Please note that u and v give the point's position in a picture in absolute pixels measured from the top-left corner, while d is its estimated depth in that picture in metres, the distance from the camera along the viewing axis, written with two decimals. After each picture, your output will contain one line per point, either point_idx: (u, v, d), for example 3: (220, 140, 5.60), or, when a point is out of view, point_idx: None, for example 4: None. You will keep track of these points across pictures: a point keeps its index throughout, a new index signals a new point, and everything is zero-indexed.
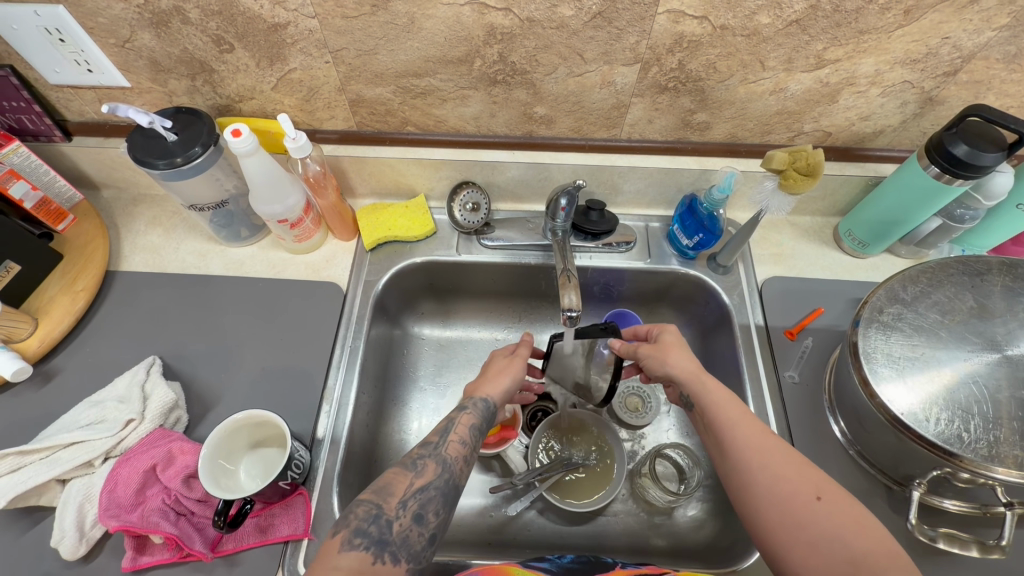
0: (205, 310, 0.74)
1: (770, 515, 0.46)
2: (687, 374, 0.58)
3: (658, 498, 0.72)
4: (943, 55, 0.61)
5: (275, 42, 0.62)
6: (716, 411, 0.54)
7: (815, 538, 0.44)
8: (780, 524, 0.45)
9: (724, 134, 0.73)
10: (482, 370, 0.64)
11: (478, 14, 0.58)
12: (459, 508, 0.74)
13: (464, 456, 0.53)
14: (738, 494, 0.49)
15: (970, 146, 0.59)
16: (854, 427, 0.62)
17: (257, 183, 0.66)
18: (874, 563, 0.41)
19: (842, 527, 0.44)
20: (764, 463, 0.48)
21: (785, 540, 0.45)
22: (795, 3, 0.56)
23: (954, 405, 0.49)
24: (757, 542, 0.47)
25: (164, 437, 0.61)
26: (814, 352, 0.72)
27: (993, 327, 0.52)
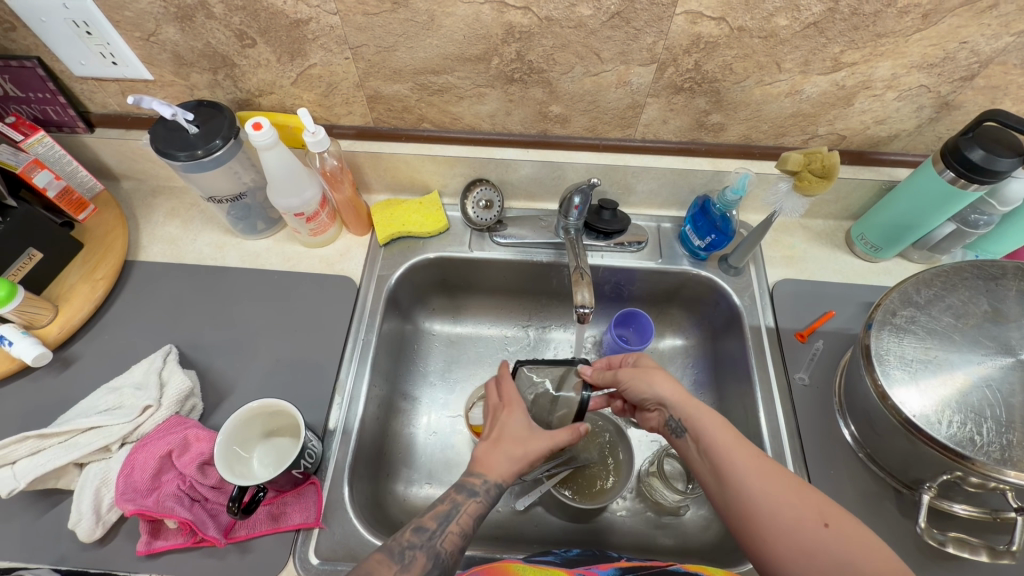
0: (221, 301, 0.76)
1: (778, 545, 0.45)
2: (676, 399, 0.57)
3: (665, 498, 0.73)
4: (960, 60, 0.61)
5: (297, 38, 0.63)
6: (708, 434, 0.53)
7: (826, 563, 0.43)
8: (789, 554, 0.44)
9: (738, 135, 0.73)
10: (493, 437, 0.58)
11: (498, 13, 0.59)
12: None
13: (458, 550, 0.51)
14: (739, 521, 0.48)
15: (987, 150, 0.59)
16: (864, 430, 0.62)
17: (275, 176, 0.67)
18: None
19: (851, 549, 0.43)
20: (764, 486, 0.47)
21: (798, 569, 0.44)
22: (813, 6, 0.56)
23: (966, 408, 0.50)
24: (765, 572, 0.46)
25: (180, 424, 0.62)
26: (825, 355, 0.72)
27: (1008, 332, 0.52)
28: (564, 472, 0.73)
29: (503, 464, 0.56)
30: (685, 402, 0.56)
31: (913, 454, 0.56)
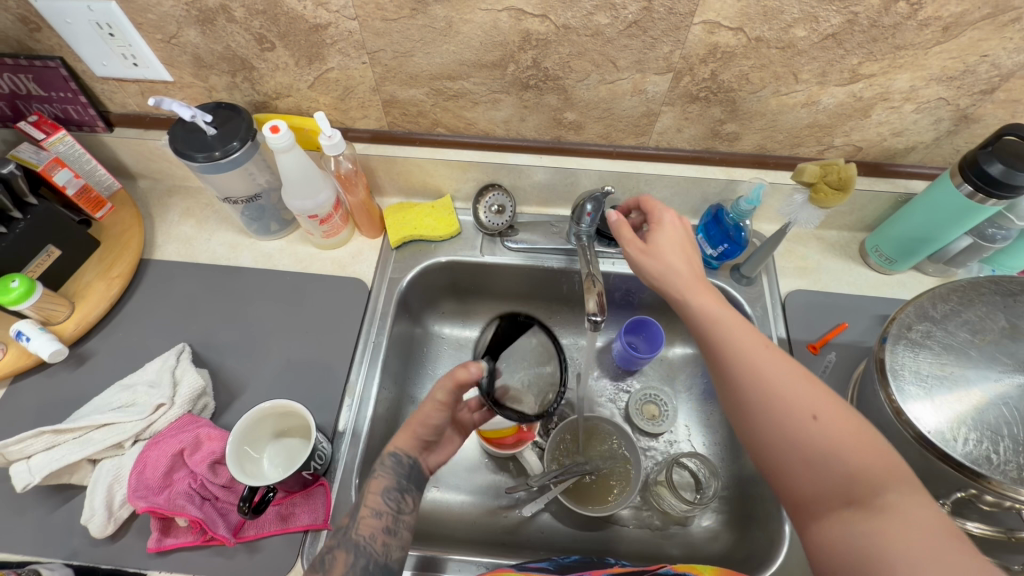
0: (234, 300, 0.76)
1: (767, 433, 0.47)
2: (682, 283, 0.55)
3: (673, 507, 0.72)
4: (980, 73, 0.60)
5: (315, 42, 0.64)
6: (709, 322, 0.52)
7: (811, 455, 0.44)
8: (777, 441, 0.46)
9: (753, 145, 0.73)
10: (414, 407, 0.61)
11: (515, 20, 0.59)
12: (474, 507, 0.75)
13: (380, 529, 0.55)
14: (735, 409, 0.49)
15: (1006, 164, 0.59)
16: None
17: (291, 179, 0.67)
18: (870, 475, 0.42)
19: (839, 445, 0.43)
20: (757, 378, 0.48)
21: (782, 454, 0.46)
22: (832, 17, 0.56)
23: (983, 426, 0.49)
24: (755, 457, 0.48)
25: (192, 423, 0.63)
26: (837, 368, 0.71)
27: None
28: (569, 480, 0.73)
29: (399, 437, 0.59)
30: (693, 290, 0.55)
31: (927, 471, 0.55)
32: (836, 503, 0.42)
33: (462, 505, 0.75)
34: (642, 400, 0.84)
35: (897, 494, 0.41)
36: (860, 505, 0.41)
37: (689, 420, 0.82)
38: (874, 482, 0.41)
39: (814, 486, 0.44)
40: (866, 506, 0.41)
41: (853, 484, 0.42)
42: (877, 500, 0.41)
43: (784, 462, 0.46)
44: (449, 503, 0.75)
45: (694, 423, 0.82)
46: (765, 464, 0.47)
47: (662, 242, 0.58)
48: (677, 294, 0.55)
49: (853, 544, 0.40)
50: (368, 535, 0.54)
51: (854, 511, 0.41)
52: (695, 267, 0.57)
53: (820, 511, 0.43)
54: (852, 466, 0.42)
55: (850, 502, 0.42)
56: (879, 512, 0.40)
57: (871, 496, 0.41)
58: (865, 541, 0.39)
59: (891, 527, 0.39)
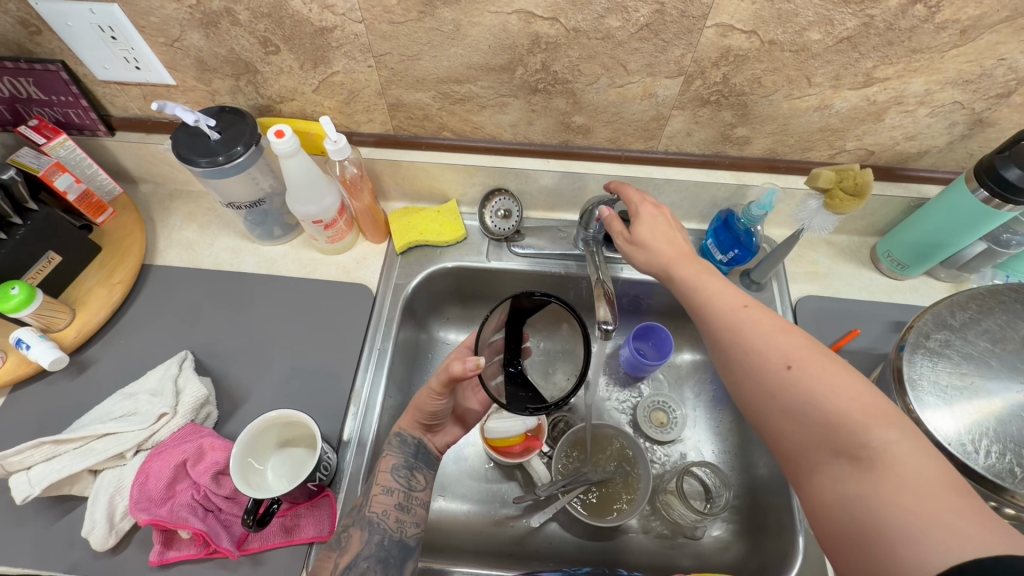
0: (237, 306, 0.75)
1: (751, 389, 0.46)
2: (668, 255, 0.55)
3: (683, 517, 0.71)
4: (997, 77, 0.59)
5: (321, 45, 0.63)
6: (690, 290, 0.52)
7: (795, 410, 0.43)
8: (761, 395, 0.45)
9: (764, 149, 0.72)
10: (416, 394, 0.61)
11: (524, 23, 0.58)
12: (481, 516, 0.74)
13: (392, 507, 0.56)
14: (725, 374, 0.49)
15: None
16: None
17: (295, 184, 0.66)
18: (855, 423, 0.40)
19: (822, 395, 0.42)
20: (735, 339, 0.47)
21: (769, 412, 0.45)
22: (847, 20, 0.55)
23: (1004, 438, 0.48)
24: (750, 417, 0.48)
25: (195, 433, 0.61)
26: None
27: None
28: (578, 488, 0.72)
29: (403, 419, 0.62)
30: (677, 258, 0.55)
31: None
32: (827, 458, 0.41)
33: (471, 515, 0.74)
34: (651, 407, 0.82)
35: (885, 440, 0.39)
36: (849, 456, 0.39)
37: (698, 427, 0.81)
38: (859, 428, 0.39)
39: (796, 438, 0.43)
40: (854, 456, 0.39)
41: (840, 434, 0.40)
42: (866, 450, 0.39)
43: (776, 423, 0.45)
44: (455, 512, 0.74)
45: (702, 431, 0.81)
46: (760, 425, 0.46)
47: (653, 221, 0.58)
48: (662, 270, 0.56)
49: (847, 500, 0.39)
50: (381, 512, 0.55)
51: (845, 464, 0.40)
52: (680, 240, 0.57)
53: (814, 469, 0.42)
54: (838, 414, 0.41)
55: (839, 456, 0.40)
56: (867, 462, 0.38)
57: (858, 445, 0.39)
58: (852, 494, 0.38)
59: (880, 475, 0.37)
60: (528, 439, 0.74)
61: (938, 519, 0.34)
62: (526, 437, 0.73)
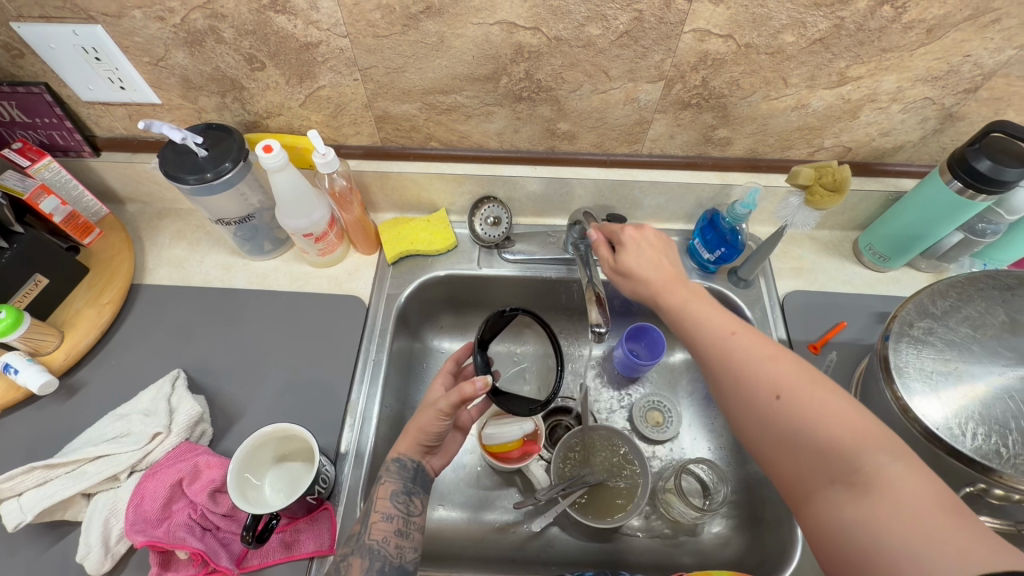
0: (229, 323, 0.75)
1: (745, 414, 0.47)
2: (659, 278, 0.57)
3: (683, 515, 0.71)
4: (964, 73, 0.62)
5: (306, 60, 0.63)
6: (681, 315, 0.54)
7: (789, 436, 0.43)
8: (756, 420, 0.46)
9: (745, 149, 0.74)
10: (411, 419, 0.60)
11: (507, 33, 0.60)
12: (481, 523, 0.74)
13: (392, 532, 0.55)
14: (719, 399, 0.50)
15: (992, 161, 0.60)
16: None
17: (285, 198, 0.66)
18: (849, 443, 0.40)
19: (815, 420, 0.42)
20: (727, 363, 0.49)
21: (763, 436, 0.45)
22: (819, 22, 0.57)
23: (990, 420, 0.49)
24: (745, 442, 0.48)
25: (190, 451, 0.61)
26: (839, 367, 0.72)
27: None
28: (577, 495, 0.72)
29: (403, 443, 0.60)
30: (667, 287, 0.56)
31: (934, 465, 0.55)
32: (822, 483, 0.41)
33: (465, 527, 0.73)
34: (647, 407, 0.83)
35: (877, 462, 0.39)
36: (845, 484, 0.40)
37: (693, 425, 0.82)
38: (852, 452, 0.40)
39: (792, 462, 0.43)
40: (851, 481, 0.39)
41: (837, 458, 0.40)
42: (859, 473, 0.39)
43: (771, 449, 0.45)
44: (455, 521, 0.73)
45: (698, 428, 0.81)
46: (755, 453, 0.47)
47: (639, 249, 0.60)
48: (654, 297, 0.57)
49: (844, 525, 0.39)
50: (381, 539, 0.54)
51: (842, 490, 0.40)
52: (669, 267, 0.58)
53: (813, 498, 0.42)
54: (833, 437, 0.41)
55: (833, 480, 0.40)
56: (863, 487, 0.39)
57: (853, 467, 0.40)
58: (852, 517, 0.38)
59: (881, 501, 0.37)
60: (526, 444, 0.74)
61: (936, 537, 0.34)
62: (524, 442, 0.73)
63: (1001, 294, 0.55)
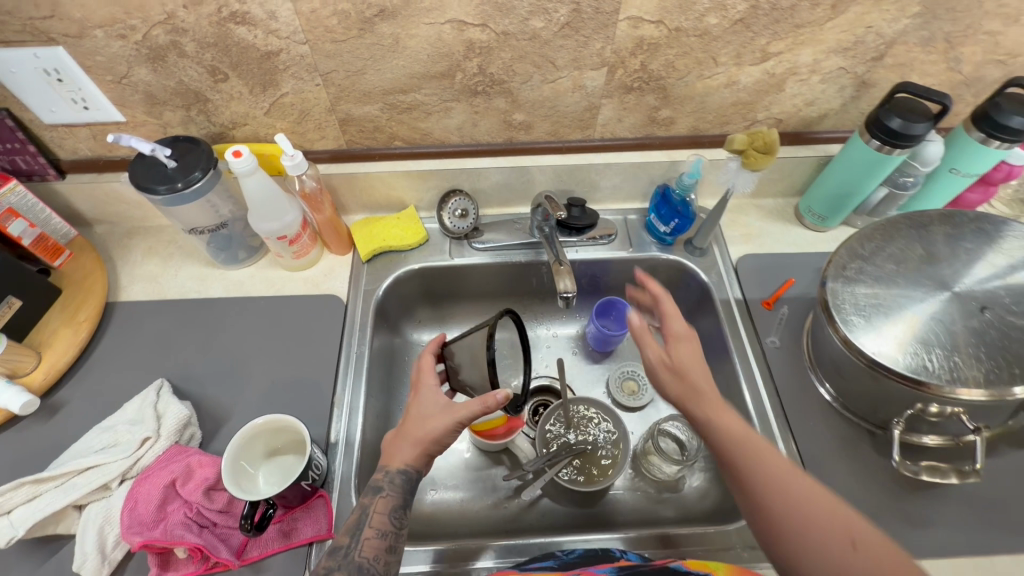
0: (210, 331, 0.76)
1: (780, 517, 0.46)
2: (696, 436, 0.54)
3: (662, 472, 0.76)
4: (869, 43, 0.69)
5: (268, 69, 0.66)
6: (708, 411, 0.54)
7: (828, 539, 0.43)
8: (793, 526, 0.45)
9: (688, 127, 0.80)
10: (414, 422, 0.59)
11: (457, 31, 0.64)
12: (474, 501, 0.76)
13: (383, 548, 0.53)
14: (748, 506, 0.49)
15: (902, 118, 0.67)
16: (837, 382, 0.68)
17: (256, 202, 0.69)
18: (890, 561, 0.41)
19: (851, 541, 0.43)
20: (756, 464, 0.49)
21: (797, 541, 0.45)
22: (737, 4, 0.63)
23: (916, 340, 0.55)
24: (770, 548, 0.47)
25: (181, 453, 0.62)
26: (791, 320, 0.78)
27: (941, 270, 0.59)
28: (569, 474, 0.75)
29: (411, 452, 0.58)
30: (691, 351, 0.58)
31: (877, 390, 0.61)
32: None
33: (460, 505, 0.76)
34: (622, 377, 0.88)
35: None
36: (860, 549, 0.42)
37: None
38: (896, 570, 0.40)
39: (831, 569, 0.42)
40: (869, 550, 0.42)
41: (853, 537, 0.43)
42: None
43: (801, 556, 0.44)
44: (450, 500, 0.76)
45: None
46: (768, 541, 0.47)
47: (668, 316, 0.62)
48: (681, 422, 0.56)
49: None
50: (371, 557, 0.52)
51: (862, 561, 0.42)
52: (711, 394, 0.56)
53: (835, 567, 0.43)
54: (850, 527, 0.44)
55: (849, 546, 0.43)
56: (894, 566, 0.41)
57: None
58: None
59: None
60: (510, 421, 0.77)
61: None
62: (508, 418, 0.76)
63: (917, 233, 0.62)
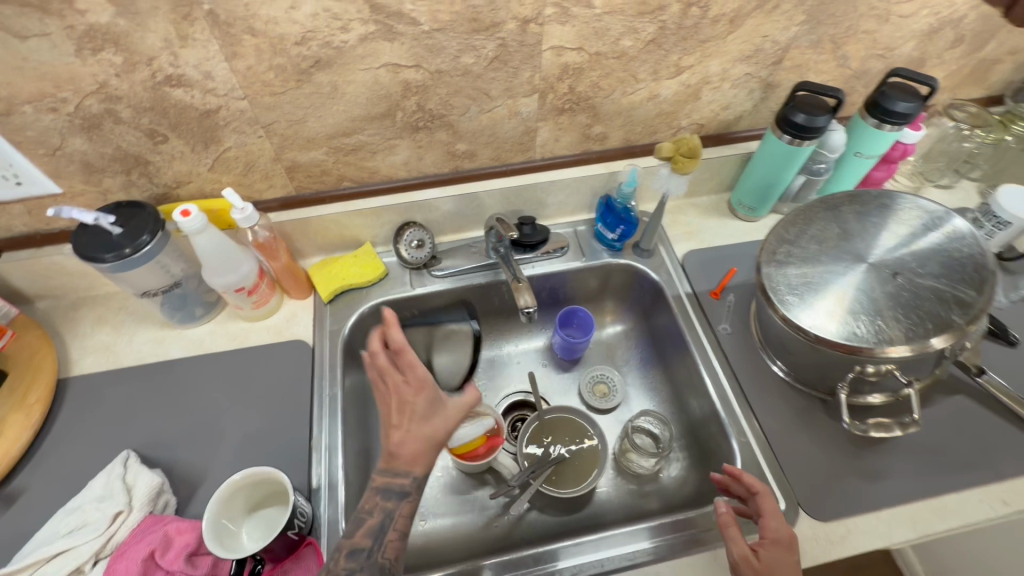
0: (173, 393, 0.74)
1: None
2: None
3: (642, 467, 0.79)
4: (768, 49, 0.77)
5: (208, 127, 0.67)
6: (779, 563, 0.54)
7: None
8: None
9: (620, 140, 0.86)
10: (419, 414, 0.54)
11: (393, 73, 0.67)
12: (463, 524, 0.77)
13: None
14: None
15: (805, 114, 0.75)
16: (785, 356, 0.73)
17: (210, 258, 0.69)
18: None
19: None
20: None
21: None
22: (647, 27, 0.69)
23: (845, 310, 0.61)
24: None
25: (157, 523, 0.60)
26: (738, 306, 0.83)
27: (855, 246, 0.65)
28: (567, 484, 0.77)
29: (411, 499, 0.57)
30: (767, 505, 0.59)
31: (818, 357, 0.67)
32: None
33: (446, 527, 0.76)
34: (593, 380, 0.91)
35: None
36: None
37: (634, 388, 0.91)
38: None
39: None
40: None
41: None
42: None
43: None
44: (442, 527, 0.76)
45: (639, 390, 0.91)
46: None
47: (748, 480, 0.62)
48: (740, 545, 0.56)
49: None
50: None
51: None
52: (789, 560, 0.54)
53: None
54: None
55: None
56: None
57: None
58: None
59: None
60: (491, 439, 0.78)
61: None
62: (489, 437, 0.77)
63: (832, 213, 0.69)
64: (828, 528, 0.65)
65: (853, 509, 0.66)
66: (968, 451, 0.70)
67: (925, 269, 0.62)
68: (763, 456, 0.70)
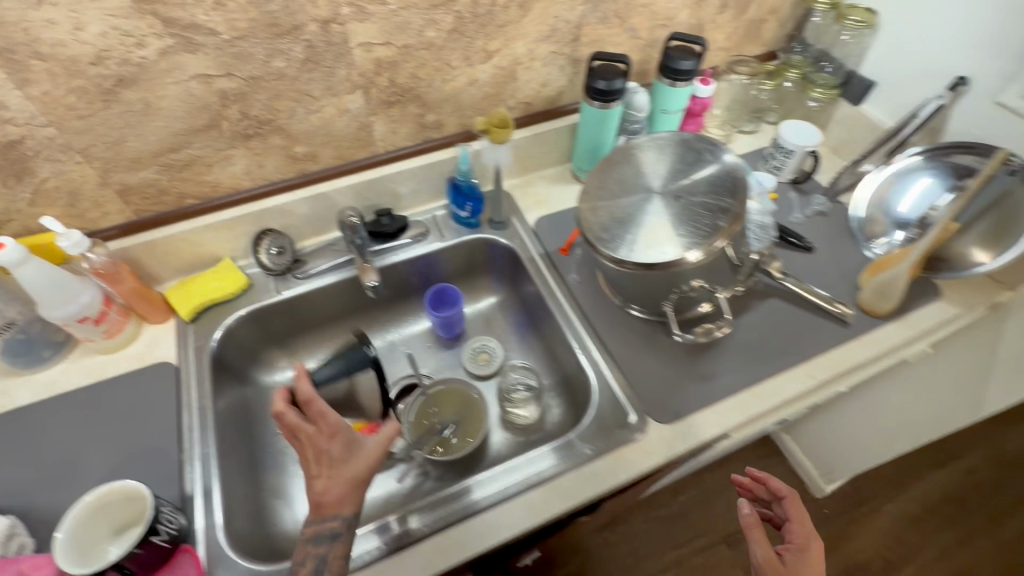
0: (24, 439, 0.71)
1: None
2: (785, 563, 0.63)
3: (523, 417, 0.87)
4: (562, 29, 0.87)
5: (16, 158, 0.66)
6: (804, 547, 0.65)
7: None
8: None
9: (456, 125, 0.93)
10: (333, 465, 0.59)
11: (206, 84, 0.70)
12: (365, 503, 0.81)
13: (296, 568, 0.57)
14: None
15: (602, 79, 0.85)
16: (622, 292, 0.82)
17: (39, 291, 0.67)
18: None
19: None
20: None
21: None
22: (444, 17, 0.77)
23: (642, 236, 0.71)
24: None
25: (9, 564, 0.58)
26: (585, 257, 0.92)
27: (646, 183, 0.75)
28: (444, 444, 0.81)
29: None
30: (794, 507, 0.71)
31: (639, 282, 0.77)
32: None
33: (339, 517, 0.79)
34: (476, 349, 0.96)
35: None
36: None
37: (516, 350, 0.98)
38: None
39: None
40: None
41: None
42: None
43: None
44: None
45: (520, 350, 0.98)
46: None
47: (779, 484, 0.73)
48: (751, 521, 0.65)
49: None
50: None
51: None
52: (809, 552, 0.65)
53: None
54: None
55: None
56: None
57: None
58: None
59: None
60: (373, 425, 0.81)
61: None
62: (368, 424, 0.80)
63: (629, 162, 0.79)
64: (680, 426, 0.73)
65: (704, 404, 0.76)
66: (787, 337, 0.82)
67: (699, 190, 0.74)
68: (618, 379, 0.79)
